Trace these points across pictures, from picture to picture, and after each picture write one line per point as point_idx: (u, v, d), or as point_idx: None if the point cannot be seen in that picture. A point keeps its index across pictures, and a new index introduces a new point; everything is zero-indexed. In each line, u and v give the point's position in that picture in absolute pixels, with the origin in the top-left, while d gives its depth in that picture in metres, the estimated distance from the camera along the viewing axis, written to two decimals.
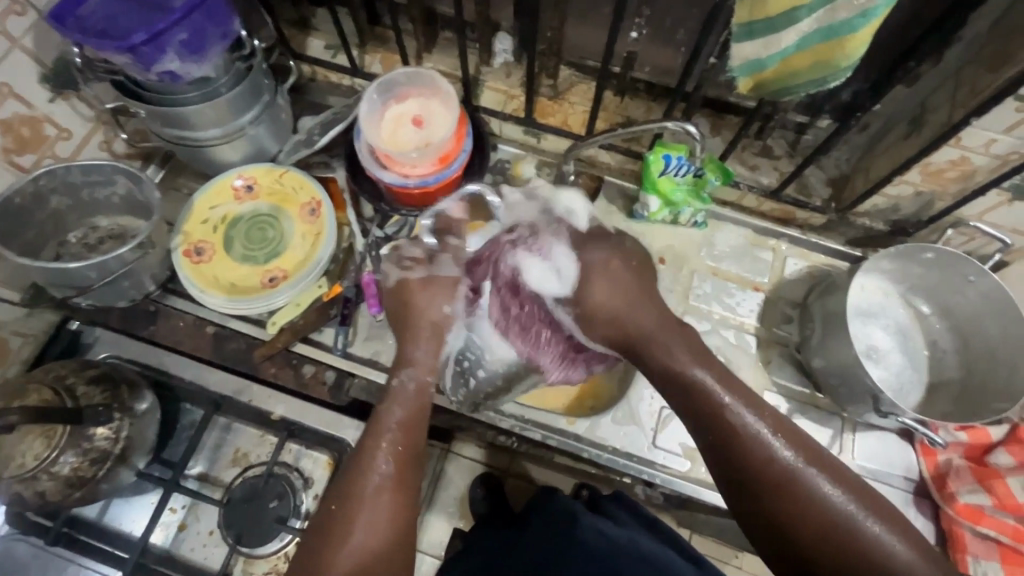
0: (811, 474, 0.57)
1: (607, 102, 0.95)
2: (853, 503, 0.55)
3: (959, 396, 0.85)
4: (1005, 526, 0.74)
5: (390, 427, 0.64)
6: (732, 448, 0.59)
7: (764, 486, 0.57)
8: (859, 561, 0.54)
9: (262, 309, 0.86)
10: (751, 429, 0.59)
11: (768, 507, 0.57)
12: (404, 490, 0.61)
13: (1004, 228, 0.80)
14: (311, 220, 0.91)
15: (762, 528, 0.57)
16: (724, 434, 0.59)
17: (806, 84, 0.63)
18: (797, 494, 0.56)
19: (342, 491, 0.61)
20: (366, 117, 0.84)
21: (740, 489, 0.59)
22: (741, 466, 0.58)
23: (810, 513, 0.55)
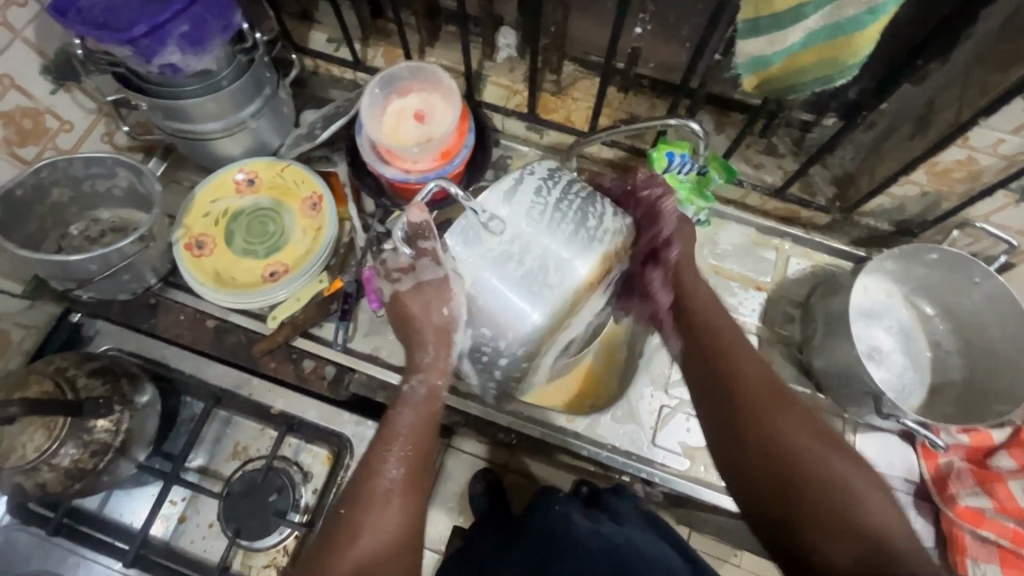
0: (804, 426, 0.56)
1: (611, 98, 0.94)
2: (835, 451, 0.54)
3: (962, 398, 0.84)
4: (1005, 529, 0.74)
5: (403, 432, 0.64)
6: (721, 367, 0.61)
7: (746, 405, 0.58)
8: (832, 505, 0.50)
9: (263, 304, 0.86)
10: (744, 370, 0.60)
11: (744, 427, 0.57)
12: (413, 494, 0.61)
13: (1010, 229, 0.79)
14: (313, 215, 0.91)
15: (734, 444, 0.58)
16: (716, 372, 0.61)
17: (813, 80, 0.62)
18: (774, 421, 0.56)
19: (352, 493, 0.61)
20: (367, 112, 0.84)
21: (721, 406, 0.60)
22: (726, 379, 0.60)
23: (783, 439, 0.55)
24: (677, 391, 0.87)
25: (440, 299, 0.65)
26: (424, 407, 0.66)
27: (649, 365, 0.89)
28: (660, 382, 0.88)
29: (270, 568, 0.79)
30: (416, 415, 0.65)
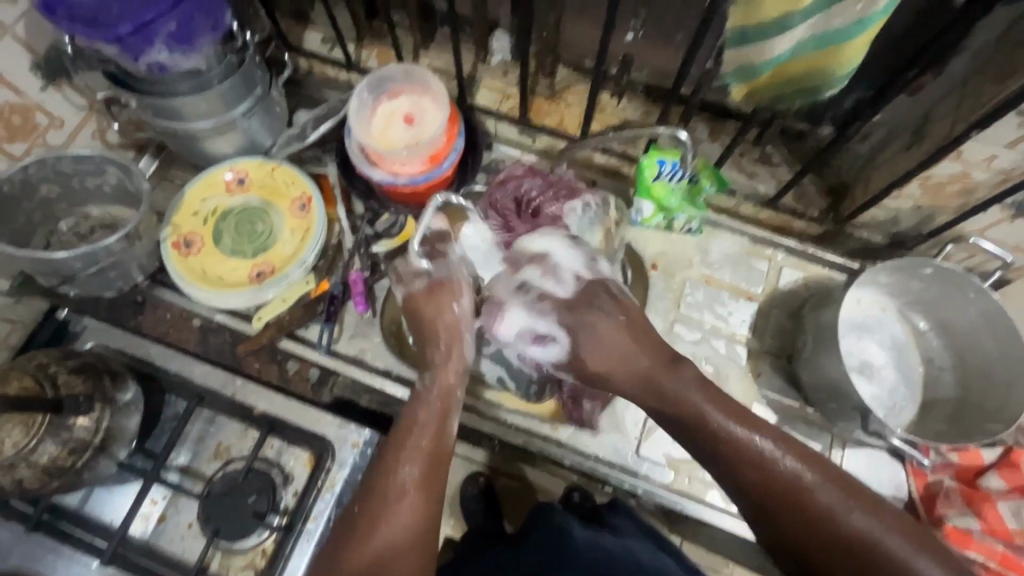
0: (843, 506, 0.56)
1: (604, 103, 0.93)
2: (856, 513, 0.55)
3: (953, 416, 0.83)
4: (993, 552, 0.72)
5: (420, 426, 0.66)
6: (733, 459, 0.60)
7: (772, 498, 0.58)
8: (881, 573, 0.53)
9: (249, 304, 0.87)
10: (767, 464, 0.59)
11: (780, 524, 0.58)
12: (427, 492, 0.62)
13: (1006, 245, 0.78)
14: (301, 215, 0.91)
15: (777, 539, 0.58)
16: (739, 475, 0.60)
17: (800, 91, 0.61)
18: (801, 505, 0.57)
19: (364, 493, 0.63)
20: (356, 114, 0.83)
21: (749, 507, 0.60)
22: (740, 473, 0.60)
23: (813, 521, 0.56)
24: None
25: (450, 296, 0.73)
26: (440, 399, 0.68)
27: None
28: None
29: (248, 570, 0.79)
30: (435, 410, 0.67)
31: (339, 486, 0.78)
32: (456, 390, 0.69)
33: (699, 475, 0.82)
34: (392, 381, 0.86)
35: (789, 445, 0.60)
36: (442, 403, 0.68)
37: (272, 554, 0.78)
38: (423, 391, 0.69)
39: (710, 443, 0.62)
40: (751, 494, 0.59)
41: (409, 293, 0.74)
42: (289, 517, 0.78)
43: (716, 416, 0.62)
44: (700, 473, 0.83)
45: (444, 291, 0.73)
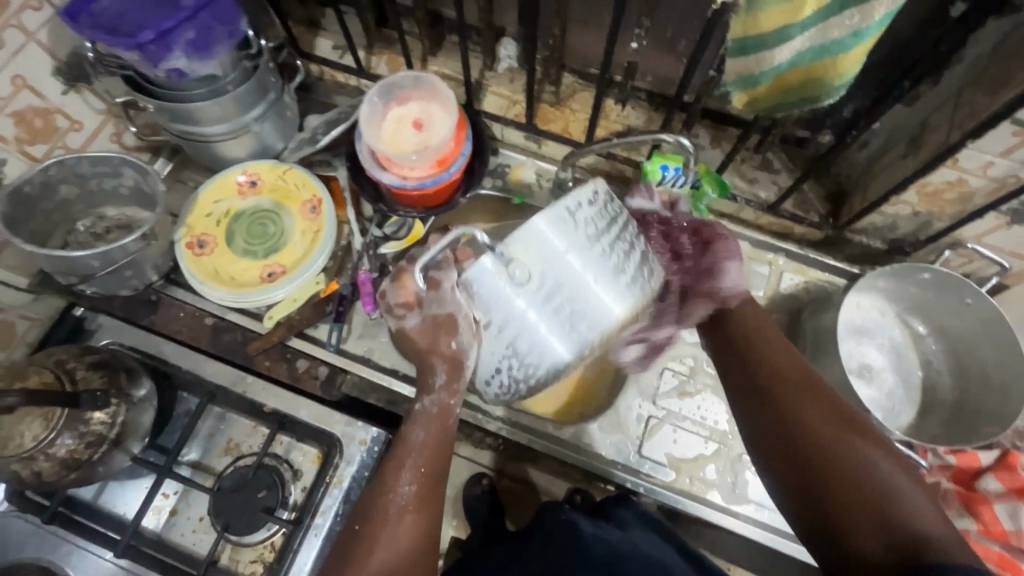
0: (844, 415, 0.60)
1: (608, 110, 0.95)
2: (849, 435, 0.57)
3: (950, 419, 0.84)
4: (990, 553, 0.73)
5: (419, 446, 0.68)
6: (752, 355, 0.66)
7: (776, 391, 0.62)
8: (851, 482, 0.54)
9: (260, 303, 0.89)
10: (784, 364, 0.64)
11: (771, 420, 0.61)
12: (425, 509, 0.65)
13: (1002, 251, 0.79)
14: (312, 217, 0.93)
15: (766, 424, 0.61)
16: (755, 366, 0.65)
17: (798, 101, 0.63)
18: (797, 406, 0.60)
19: (365, 510, 0.65)
20: (366, 119, 0.86)
21: (752, 393, 0.64)
22: (754, 366, 0.65)
23: (805, 421, 0.59)
24: (665, 403, 0.87)
25: (448, 332, 0.66)
26: (436, 419, 0.69)
27: (639, 376, 0.89)
28: (648, 394, 0.88)
29: (257, 564, 0.80)
30: (432, 428, 0.69)
31: (348, 482, 0.80)
32: (452, 407, 0.69)
33: (699, 475, 0.84)
34: (399, 380, 0.89)
35: (809, 377, 0.63)
36: (438, 423, 0.69)
37: (280, 548, 0.80)
38: (416, 410, 0.70)
39: (737, 339, 0.67)
40: (764, 387, 0.63)
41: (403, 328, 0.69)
42: (298, 512, 0.80)
43: (755, 328, 0.68)
44: (701, 473, 0.84)
45: (442, 326, 0.66)
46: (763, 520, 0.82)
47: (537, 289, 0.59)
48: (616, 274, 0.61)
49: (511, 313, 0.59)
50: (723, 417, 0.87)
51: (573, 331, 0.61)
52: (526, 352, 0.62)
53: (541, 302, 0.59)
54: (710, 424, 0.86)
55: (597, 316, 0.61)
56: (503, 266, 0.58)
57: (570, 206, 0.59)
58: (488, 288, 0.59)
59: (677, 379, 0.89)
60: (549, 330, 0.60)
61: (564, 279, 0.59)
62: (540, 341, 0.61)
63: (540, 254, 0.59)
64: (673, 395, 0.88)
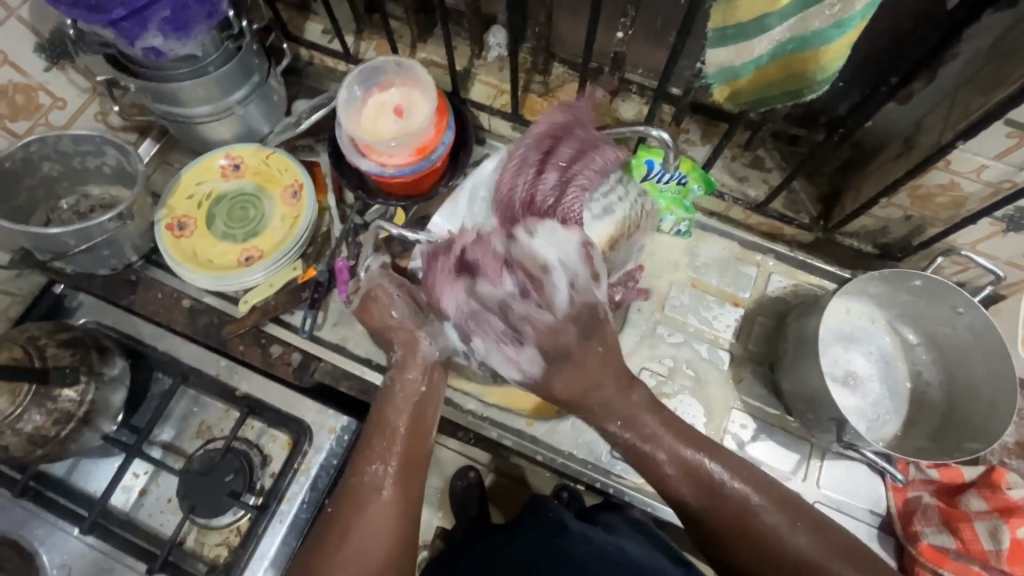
0: (784, 527, 0.57)
1: (597, 101, 0.93)
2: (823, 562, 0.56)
3: (935, 431, 0.81)
4: (967, 571, 0.71)
5: (389, 428, 0.66)
6: (696, 509, 0.61)
7: (732, 533, 0.59)
8: None
9: (237, 287, 0.88)
10: (712, 496, 0.60)
11: (739, 561, 0.59)
12: (403, 483, 0.63)
13: (998, 260, 0.76)
14: (293, 202, 0.92)
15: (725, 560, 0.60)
16: (684, 507, 0.62)
17: (781, 96, 0.61)
18: (761, 537, 0.58)
19: (338, 492, 0.64)
20: (346, 104, 0.85)
21: (705, 541, 0.61)
22: (704, 501, 0.60)
23: (768, 556, 0.57)
24: None
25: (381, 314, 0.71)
26: (411, 394, 0.68)
27: None
28: None
29: (223, 547, 0.80)
30: (404, 399, 0.68)
31: (315, 470, 0.79)
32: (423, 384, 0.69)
33: None
34: (372, 368, 0.88)
35: (756, 488, 0.60)
36: (407, 399, 0.68)
37: (245, 532, 0.80)
38: (389, 386, 0.69)
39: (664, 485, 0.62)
40: (708, 533, 0.60)
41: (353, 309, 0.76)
42: (264, 497, 0.80)
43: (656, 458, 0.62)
44: None
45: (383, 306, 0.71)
46: None
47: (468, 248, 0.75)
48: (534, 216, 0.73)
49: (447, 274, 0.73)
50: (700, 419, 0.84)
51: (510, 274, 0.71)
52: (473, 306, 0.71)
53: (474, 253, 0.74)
54: None
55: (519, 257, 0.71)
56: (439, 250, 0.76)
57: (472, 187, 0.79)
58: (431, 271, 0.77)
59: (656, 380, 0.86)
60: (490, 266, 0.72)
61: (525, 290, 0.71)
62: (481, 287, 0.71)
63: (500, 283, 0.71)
64: None
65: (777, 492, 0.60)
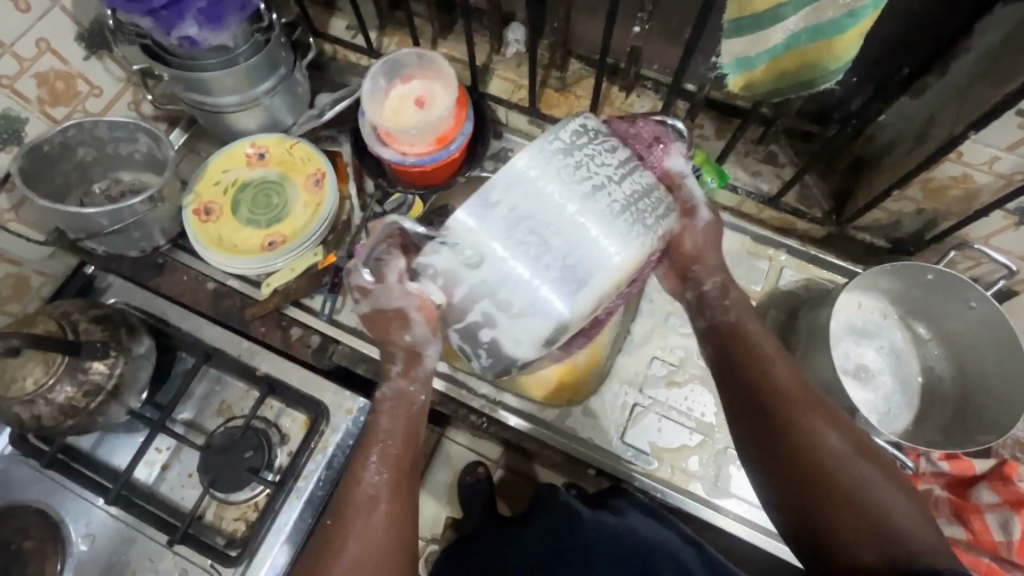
0: (836, 432, 0.56)
1: (613, 97, 0.95)
2: (860, 462, 0.54)
3: (947, 426, 0.81)
4: (979, 563, 0.70)
5: (386, 432, 0.64)
6: (756, 384, 0.60)
7: (776, 412, 0.58)
8: (860, 508, 0.52)
9: (260, 271, 0.91)
10: (776, 377, 0.60)
11: (772, 446, 0.57)
12: (398, 499, 0.62)
13: (1011, 255, 0.77)
14: (315, 190, 0.95)
15: (762, 442, 0.58)
16: (748, 380, 0.61)
17: (795, 85, 0.62)
18: (806, 430, 0.56)
19: (336, 504, 0.62)
20: (369, 95, 0.87)
21: (747, 420, 0.60)
22: (756, 380, 0.60)
23: (809, 447, 0.55)
24: (652, 391, 0.87)
25: (400, 325, 0.64)
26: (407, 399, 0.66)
27: (627, 364, 0.88)
28: (635, 382, 0.87)
29: (240, 522, 0.83)
30: (387, 422, 0.65)
31: (331, 449, 0.81)
32: (414, 396, 0.67)
33: (681, 465, 0.83)
34: None
35: (810, 395, 0.59)
36: (395, 422, 0.65)
37: (263, 508, 0.82)
38: (380, 395, 0.66)
39: (742, 359, 0.62)
40: (758, 404, 0.59)
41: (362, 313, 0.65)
42: (282, 474, 0.82)
43: (759, 341, 0.63)
44: (683, 464, 0.83)
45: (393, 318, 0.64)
46: (747, 516, 0.80)
47: (517, 235, 0.52)
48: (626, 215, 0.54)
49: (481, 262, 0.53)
50: (710, 409, 0.85)
51: (569, 279, 0.53)
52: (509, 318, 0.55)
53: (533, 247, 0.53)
54: (696, 416, 0.85)
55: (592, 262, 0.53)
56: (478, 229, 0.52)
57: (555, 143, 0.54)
58: (444, 269, 0.54)
59: (666, 368, 0.88)
60: (553, 263, 0.53)
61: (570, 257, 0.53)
62: (529, 292, 0.53)
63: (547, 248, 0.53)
64: (661, 383, 0.87)
65: (828, 405, 0.59)
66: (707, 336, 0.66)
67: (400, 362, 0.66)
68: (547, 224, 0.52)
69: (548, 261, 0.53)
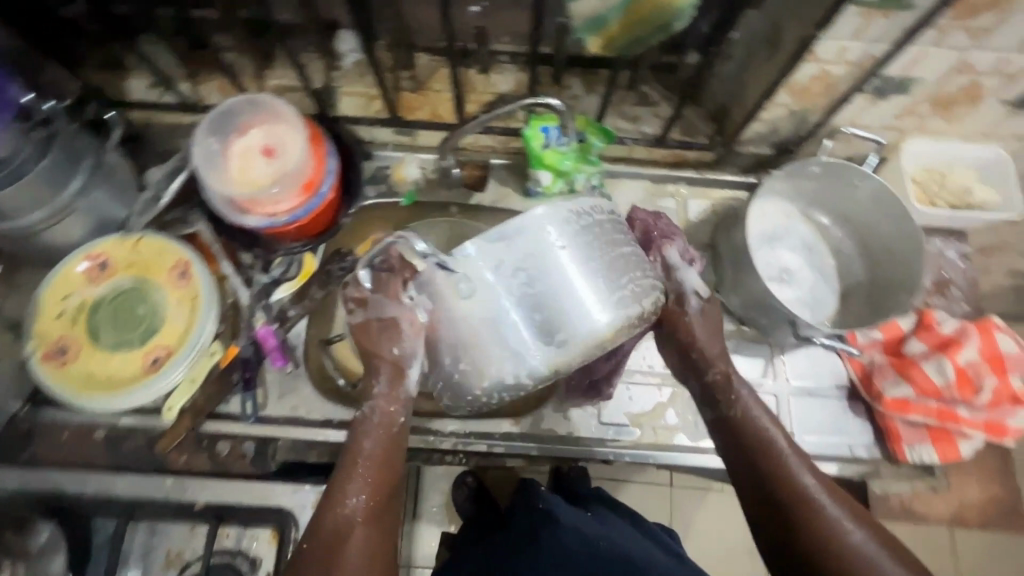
0: (850, 522, 0.57)
1: (473, 82, 0.89)
2: (876, 551, 0.55)
3: (868, 295, 0.88)
4: (929, 410, 0.77)
5: (366, 456, 0.62)
6: (772, 477, 0.60)
7: (790, 506, 0.58)
8: None
9: (153, 397, 0.77)
10: (795, 472, 0.60)
11: (791, 543, 0.58)
12: (374, 523, 0.61)
13: (876, 128, 0.82)
14: (184, 284, 0.81)
15: (777, 532, 0.59)
16: (764, 473, 0.61)
17: (651, 32, 0.61)
18: (823, 523, 0.57)
19: (313, 530, 0.60)
20: (205, 163, 0.75)
21: (765, 510, 0.60)
22: (770, 473, 0.60)
23: (846, 562, 0.54)
24: None
25: (388, 337, 0.61)
26: (384, 424, 0.63)
27: None
28: None
29: None
30: (371, 442, 0.63)
31: None
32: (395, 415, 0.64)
33: (661, 423, 0.84)
34: (334, 429, 0.81)
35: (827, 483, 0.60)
36: (370, 460, 0.62)
37: None
38: (360, 417, 0.64)
39: (755, 452, 0.62)
40: (769, 497, 0.60)
41: (352, 323, 0.63)
42: None
43: (764, 425, 0.63)
44: (662, 421, 0.84)
45: (387, 329, 0.61)
46: None
47: (501, 278, 0.53)
48: (604, 290, 0.54)
49: (478, 295, 0.54)
50: None
51: (546, 334, 0.54)
52: (479, 356, 0.56)
53: (506, 305, 0.54)
54: (659, 370, 0.86)
55: (565, 315, 0.53)
56: (456, 277, 0.54)
57: (574, 208, 0.55)
58: (436, 276, 0.55)
59: None
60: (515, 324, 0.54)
61: (540, 302, 0.53)
62: (493, 324, 0.54)
63: (513, 280, 0.53)
64: None
65: (840, 489, 0.60)
66: (714, 421, 0.66)
67: (384, 380, 0.63)
68: (523, 273, 0.53)
69: (525, 303, 0.54)
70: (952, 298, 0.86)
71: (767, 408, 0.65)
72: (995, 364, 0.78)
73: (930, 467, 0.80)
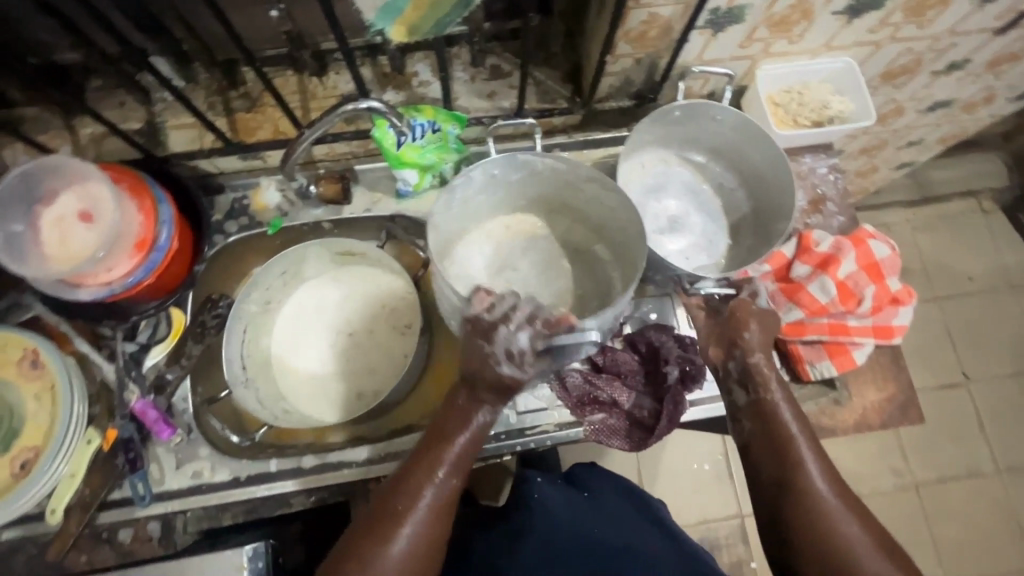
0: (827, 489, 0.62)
1: (311, 88, 0.82)
2: (845, 522, 0.60)
3: (756, 226, 0.88)
4: (822, 327, 0.79)
5: (459, 442, 0.66)
6: (779, 447, 0.65)
7: (780, 465, 0.64)
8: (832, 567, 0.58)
9: (29, 505, 0.71)
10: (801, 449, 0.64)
11: (774, 506, 0.64)
12: (445, 513, 0.64)
13: (725, 60, 0.80)
14: (35, 375, 0.74)
15: (764, 489, 0.65)
16: (771, 441, 0.65)
17: (454, 9, 0.59)
18: (807, 494, 0.62)
19: (395, 495, 0.63)
20: (14, 245, 0.67)
21: (761, 470, 0.66)
22: (778, 445, 0.65)
23: (814, 526, 0.60)
24: None
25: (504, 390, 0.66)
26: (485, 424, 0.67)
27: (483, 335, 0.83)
28: None
29: None
30: (471, 442, 0.66)
31: None
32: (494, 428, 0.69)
33: None
34: (245, 484, 0.76)
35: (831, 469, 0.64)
36: (461, 447, 0.66)
37: None
38: (467, 419, 0.66)
39: (769, 424, 0.66)
40: (768, 462, 0.65)
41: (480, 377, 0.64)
42: None
43: (783, 412, 0.66)
44: None
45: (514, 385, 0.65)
46: None
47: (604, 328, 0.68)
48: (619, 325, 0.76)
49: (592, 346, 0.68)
50: None
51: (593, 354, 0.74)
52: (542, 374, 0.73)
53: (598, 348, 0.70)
54: None
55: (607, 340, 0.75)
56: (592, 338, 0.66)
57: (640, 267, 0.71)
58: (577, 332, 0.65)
59: None
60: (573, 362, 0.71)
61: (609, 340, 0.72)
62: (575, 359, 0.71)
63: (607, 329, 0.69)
64: None
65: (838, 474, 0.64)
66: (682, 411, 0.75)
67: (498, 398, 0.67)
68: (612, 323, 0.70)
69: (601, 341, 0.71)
70: (829, 212, 0.88)
71: (795, 405, 0.68)
72: (871, 270, 0.81)
73: (831, 382, 0.82)
